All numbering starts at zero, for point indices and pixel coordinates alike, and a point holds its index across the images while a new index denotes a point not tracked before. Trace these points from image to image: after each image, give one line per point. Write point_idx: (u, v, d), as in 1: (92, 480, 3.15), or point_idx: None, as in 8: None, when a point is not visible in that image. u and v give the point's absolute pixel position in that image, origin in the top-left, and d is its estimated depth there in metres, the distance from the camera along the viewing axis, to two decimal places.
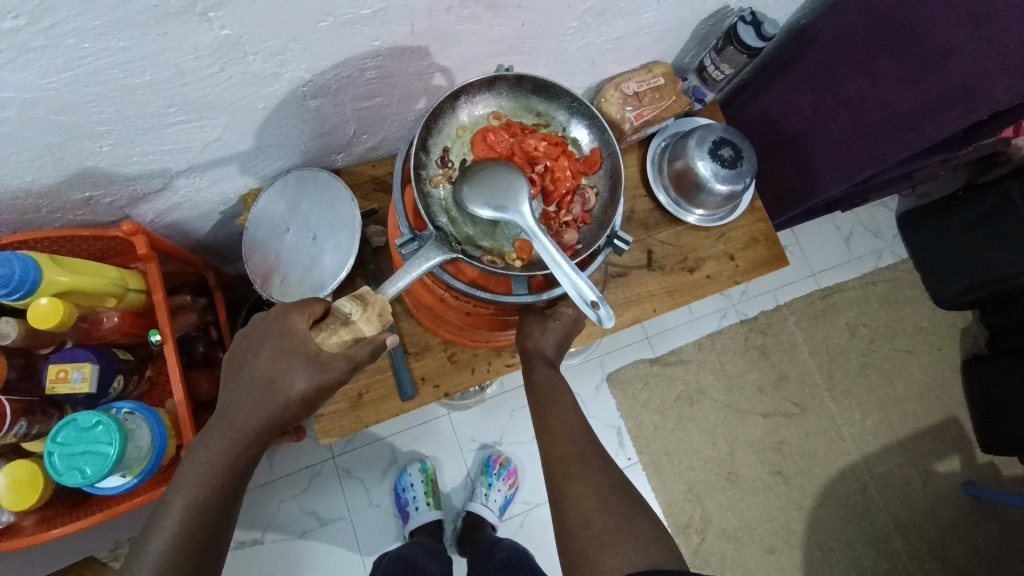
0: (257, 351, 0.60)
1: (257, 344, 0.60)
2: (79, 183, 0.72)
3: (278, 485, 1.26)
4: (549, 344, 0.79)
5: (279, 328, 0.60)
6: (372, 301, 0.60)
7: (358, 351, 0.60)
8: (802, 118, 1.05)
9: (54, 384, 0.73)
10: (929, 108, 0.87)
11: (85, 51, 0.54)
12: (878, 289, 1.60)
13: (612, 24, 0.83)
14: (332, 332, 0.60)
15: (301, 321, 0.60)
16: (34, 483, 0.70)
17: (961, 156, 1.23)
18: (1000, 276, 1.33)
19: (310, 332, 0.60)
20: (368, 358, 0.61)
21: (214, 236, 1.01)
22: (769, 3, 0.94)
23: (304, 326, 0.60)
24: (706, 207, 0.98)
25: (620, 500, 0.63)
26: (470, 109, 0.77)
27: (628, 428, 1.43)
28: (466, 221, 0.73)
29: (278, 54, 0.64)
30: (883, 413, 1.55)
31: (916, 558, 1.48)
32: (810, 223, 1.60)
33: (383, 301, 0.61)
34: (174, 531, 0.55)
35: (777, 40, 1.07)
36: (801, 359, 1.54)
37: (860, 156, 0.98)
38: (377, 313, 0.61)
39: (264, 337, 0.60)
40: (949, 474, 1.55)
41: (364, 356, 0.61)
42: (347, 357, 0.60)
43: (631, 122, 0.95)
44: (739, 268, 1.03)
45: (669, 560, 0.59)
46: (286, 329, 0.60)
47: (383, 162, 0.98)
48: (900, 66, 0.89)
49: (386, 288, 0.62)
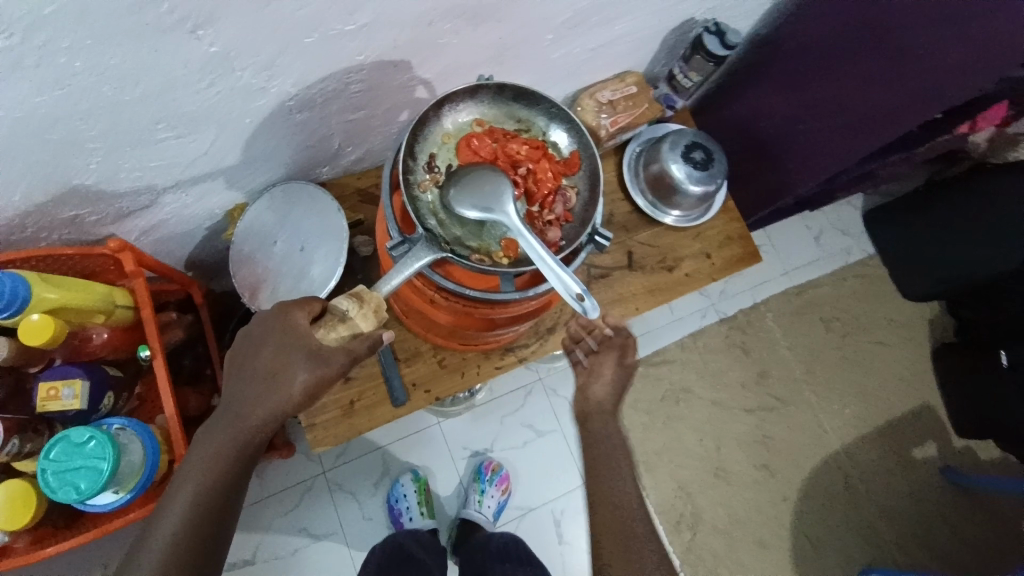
0: (258, 349, 0.60)
1: (259, 340, 0.61)
2: (67, 201, 0.73)
3: (270, 502, 1.25)
4: (604, 388, 0.78)
5: (281, 323, 0.60)
6: (368, 298, 0.60)
7: (357, 346, 0.61)
8: (771, 122, 1.11)
9: (45, 402, 0.71)
10: (885, 113, 0.93)
11: (76, 69, 0.56)
12: (849, 284, 1.66)
13: (587, 35, 0.87)
14: (332, 327, 0.60)
15: (302, 317, 0.60)
16: (28, 501, 0.68)
17: (921, 153, 1.28)
18: (966, 270, 1.38)
19: (311, 328, 0.60)
20: (366, 353, 0.62)
21: (200, 252, 1.02)
22: (731, 13, 0.99)
23: (305, 322, 0.60)
24: (682, 208, 1.02)
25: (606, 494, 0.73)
26: (453, 117, 0.78)
27: (617, 429, 1.45)
28: (454, 223, 0.74)
29: (265, 69, 0.66)
30: (861, 403, 1.60)
31: (901, 544, 1.53)
32: (782, 223, 1.66)
33: (378, 298, 0.60)
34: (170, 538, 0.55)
35: (741, 48, 1.12)
36: (780, 354, 1.59)
37: (825, 156, 1.05)
38: (373, 310, 0.60)
39: (265, 334, 0.60)
40: (927, 460, 1.60)
41: (363, 349, 0.61)
42: (347, 352, 0.60)
43: (606, 129, 0.99)
44: (716, 266, 1.08)
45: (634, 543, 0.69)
46: (288, 324, 0.60)
47: (368, 173, 1.00)
48: (858, 71, 0.94)
49: (380, 287, 0.63)
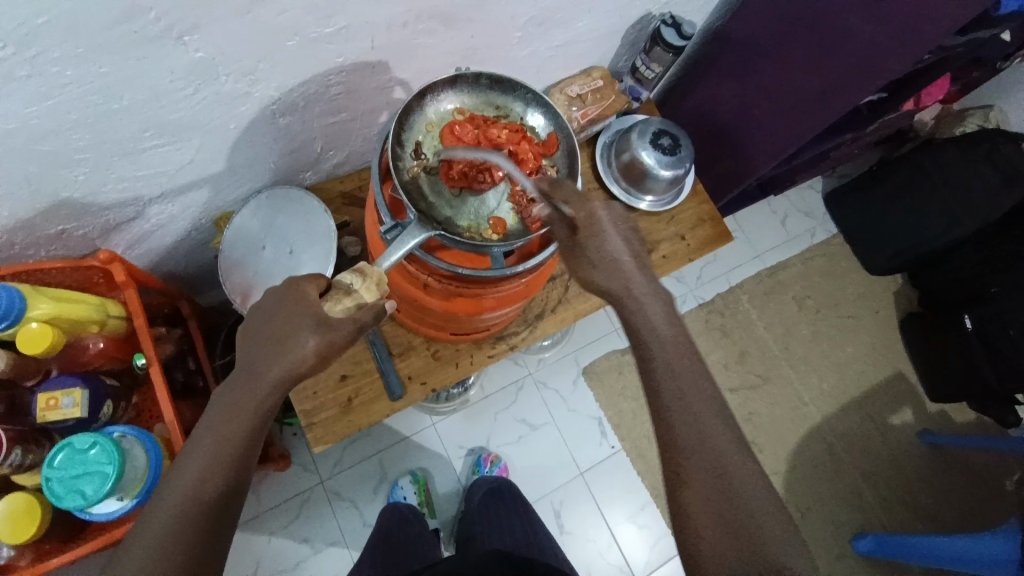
0: (270, 317, 0.62)
1: (266, 318, 0.62)
2: (54, 215, 0.74)
3: (268, 516, 1.24)
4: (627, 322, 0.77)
5: (291, 296, 0.62)
6: (371, 272, 0.66)
7: (363, 314, 0.63)
8: (729, 108, 1.17)
9: (44, 413, 0.72)
10: (834, 87, 0.99)
11: (66, 79, 0.57)
12: (817, 262, 1.74)
13: (553, 32, 0.92)
14: (338, 300, 0.63)
15: (312, 290, 0.63)
16: (32, 515, 0.70)
17: (872, 131, 1.37)
18: (931, 236, 1.46)
19: (320, 301, 0.63)
20: (372, 320, 0.64)
21: (185, 265, 1.02)
22: (686, 7, 1.06)
23: (315, 294, 0.63)
24: (655, 192, 1.06)
25: (661, 395, 0.64)
26: (435, 106, 0.81)
27: (609, 417, 1.47)
28: (445, 204, 0.78)
29: (249, 74, 0.69)
30: (837, 375, 1.67)
31: (887, 507, 1.58)
32: (749, 209, 1.74)
33: (379, 271, 0.66)
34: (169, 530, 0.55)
35: (696, 41, 1.20)
36: (758, 334, 1.65)
37: (783, 136, 1.10)
38: (375, 283, 0.66)
39: (277, 308, 0.62)
40: (904, 426, 1.67)
41: (369, 318, 0.64)
42: (353, 320, 0.63)
43: (578, 121, 1.05)
44: (691, 246, 1.13)
45: (702, 435, 0.62)
46: (299, 296, 0.62)
47: (350, 178, 1.03)
48: (804, 54, 1.00)
49: (380, 263, 0.67)
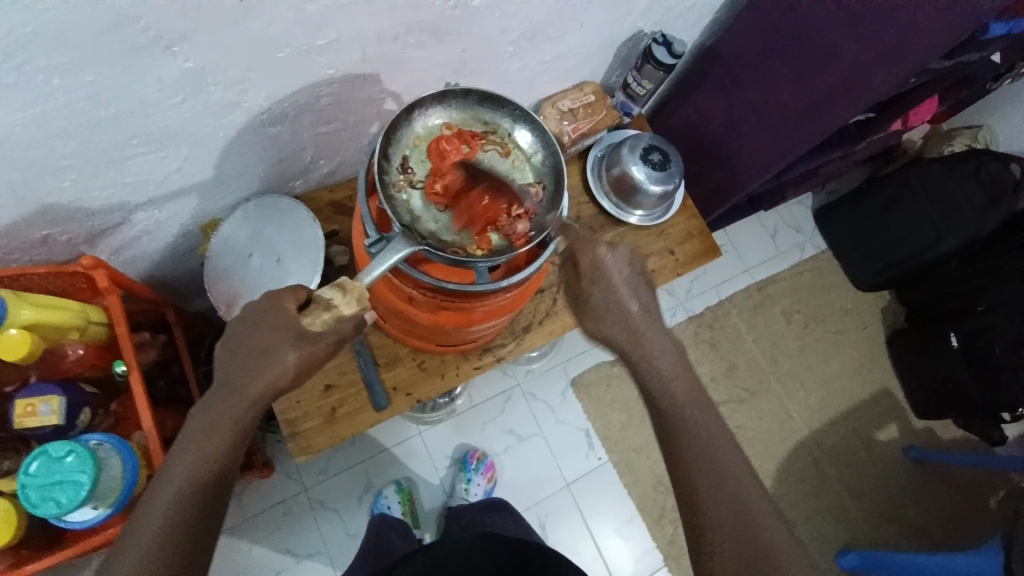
0: (250, 334, 0.61)
1: (246, 330, 0.61)
2: (38, 222, 0.74)
3: (251, 525, 1.23)
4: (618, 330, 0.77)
5: (270, 309, 0.62)
6: (350, 287, 0.62)
7: (343, 326, 0.63)
8: (716, 125, 1.19)
9: (21, 419, 0.71)
10: (823, 103, 1.00)
11: (54, 87, 0.57)
12: (805, 277, 1.75)
13: (544, 46, 0.93)
14: (317, 314, 0.61)
15: (290, 304, 0.62)
16: (9, 520, 0.70)
17: (859, 150, 1.39)
18: (920, 249, 1.48)
19: (298, 314, 0.62)
20: (351, 331, 0.64)
21: (171, 271, 1.02)
22: (677, 25, 1.07)
23: (293, 308, 0.62)
24: (644, 207, 1.08)
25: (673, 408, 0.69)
26: (424, 120, 0.81)
27: (596, 429, 1.47)
28: (431, 218, 0.78)
29: (238, 84, 0.69)
30: (824, 391, 1.67)
31: (872, 522, 1.59)
32: (739, 223, 1.75)
33: (361, 287, 0.63)
34: (151, 542, 0.55)
35: (688, 57, 1.20)
36: (746, 347, 1.66)
37: (772, 152, 1.11)
38: (356, 298, 0.62)
39: (256, 322, 0.61)
40: (890, 441, 1.67)
41: (350, 329, 0.63)
42: (335, 332, 0.62)
43: (569, 134, 1.05)
44: (679, 261, 1.13)
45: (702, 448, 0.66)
46: (279, 310, 0.61)
47: (339, 187, 1.03)
48: (791, 71, 1.01)
49: (362, 277, 0.65)
